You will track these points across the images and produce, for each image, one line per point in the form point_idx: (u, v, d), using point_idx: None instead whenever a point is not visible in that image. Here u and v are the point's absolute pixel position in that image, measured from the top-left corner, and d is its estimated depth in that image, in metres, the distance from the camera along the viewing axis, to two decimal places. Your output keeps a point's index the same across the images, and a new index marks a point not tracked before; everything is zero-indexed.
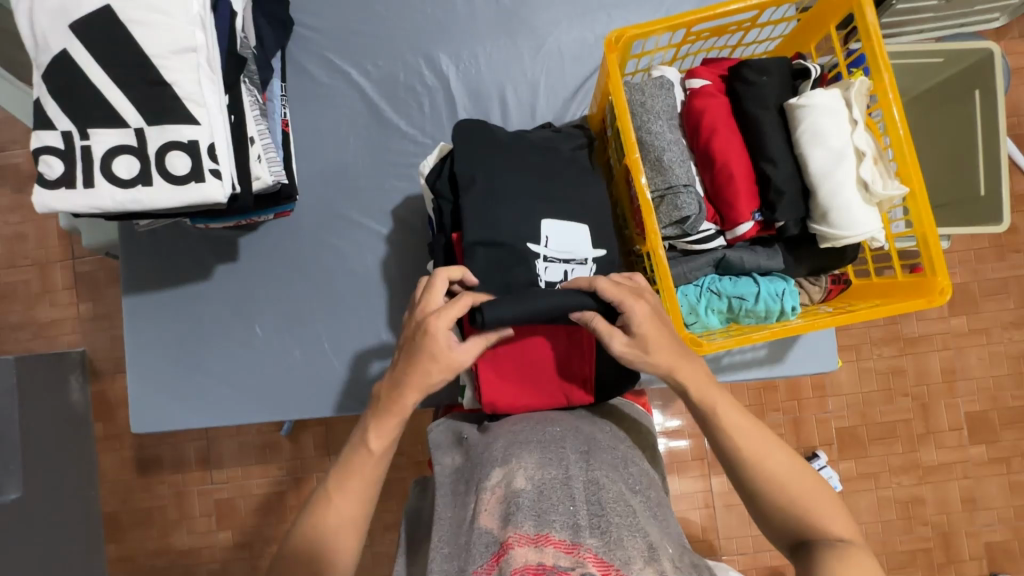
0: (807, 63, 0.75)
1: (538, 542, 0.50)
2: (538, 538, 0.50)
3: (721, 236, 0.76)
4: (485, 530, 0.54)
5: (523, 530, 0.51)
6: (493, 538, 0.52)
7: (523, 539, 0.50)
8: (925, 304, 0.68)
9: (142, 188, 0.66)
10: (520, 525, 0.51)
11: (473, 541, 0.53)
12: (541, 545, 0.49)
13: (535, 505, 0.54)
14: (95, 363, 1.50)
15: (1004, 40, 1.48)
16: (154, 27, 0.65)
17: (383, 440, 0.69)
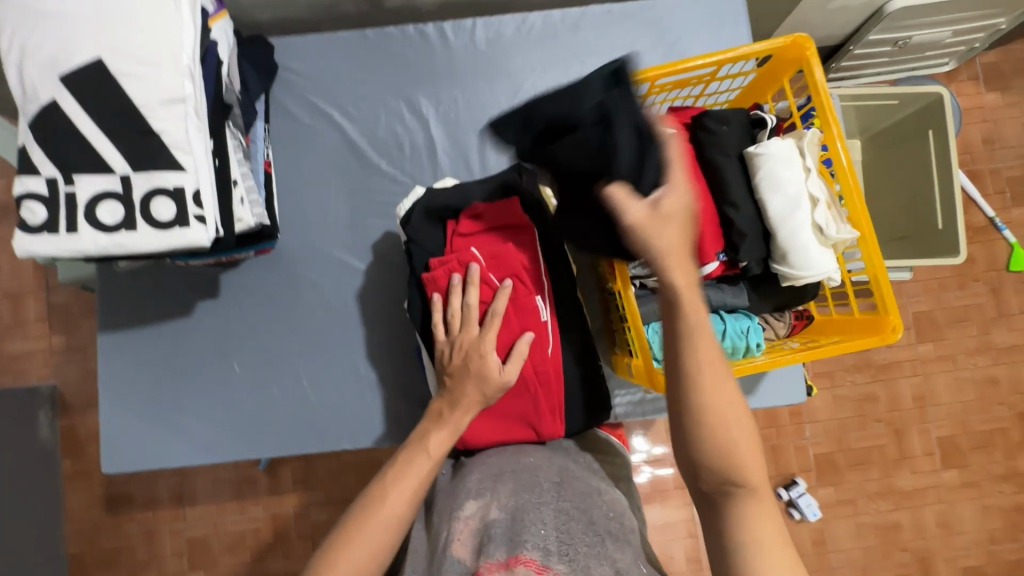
0: (763, 114, 0.81)
1: (508, 567, 0.52)
2: (509, 563, 0.52)
3: None
4: (459, 559, 0.56)
5: (495, 558, 0.53)
6: (466, 567, 0.54)
7: (494, 568, 0.52)
8: (879, 342, 0.71)
9: (126, 233, 0.67)
10: (492, 555, 0.53)
11: (449, 570, 0.55)
12: (510, 570, 0.51)
13: (508, 533, 0.56)
14: (65, 398, 1.46)
15: (955, 83, 1.58)
16: (143, 78, 0.67)
17: (443, 447, 0.69)
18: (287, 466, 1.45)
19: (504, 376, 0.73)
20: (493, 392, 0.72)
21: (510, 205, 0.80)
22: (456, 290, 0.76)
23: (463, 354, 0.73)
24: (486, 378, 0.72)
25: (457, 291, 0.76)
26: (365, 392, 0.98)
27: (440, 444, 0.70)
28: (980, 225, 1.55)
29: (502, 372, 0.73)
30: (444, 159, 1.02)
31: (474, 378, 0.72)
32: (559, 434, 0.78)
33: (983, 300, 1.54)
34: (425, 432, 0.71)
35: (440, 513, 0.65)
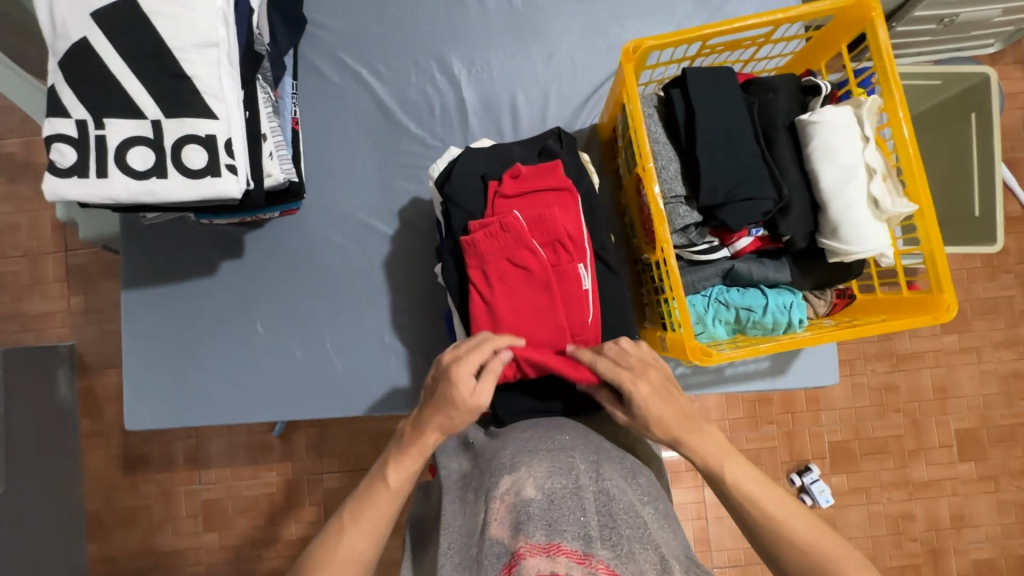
0: (817, 80, 0.77)
1: (550, 551, 0.47)
2: (550, 547, 0.48)
3: (724, 248, 0.77)
4: (496, 540, 0.52)
5: (535, 540, 0.49)
6: (504, 548, 0.50)
7: (536, 549, 0.48)
8: (931, 321, 0.68)
9: (156, 181, 0.66)
10: (532, 535, 0.49)
11: (484, 552, 0.52)
12: (552, 554, 0.47)
13: (547, 514, 0.51)
14: (83, 359, 1.47)
15: (999, 66, 1.51)
16: (178, 20, 0.65)
17: (404, 477, 0.66)
18: (300, 433, 1.45)
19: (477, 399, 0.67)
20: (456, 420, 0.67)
21: (554, 168, 0.77)
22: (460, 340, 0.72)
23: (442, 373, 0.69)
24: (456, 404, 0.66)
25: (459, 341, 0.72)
26: (386, 359, 0.96)
27: (401, 474, 0.66)
28: (1016, 215, 1.50)
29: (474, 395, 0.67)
30: (475, 123, 0.99)
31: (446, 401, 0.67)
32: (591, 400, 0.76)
33: (1013, 292, 1.50)
34: (386, 461, 0.68)
35: (472, 491, 0.62)
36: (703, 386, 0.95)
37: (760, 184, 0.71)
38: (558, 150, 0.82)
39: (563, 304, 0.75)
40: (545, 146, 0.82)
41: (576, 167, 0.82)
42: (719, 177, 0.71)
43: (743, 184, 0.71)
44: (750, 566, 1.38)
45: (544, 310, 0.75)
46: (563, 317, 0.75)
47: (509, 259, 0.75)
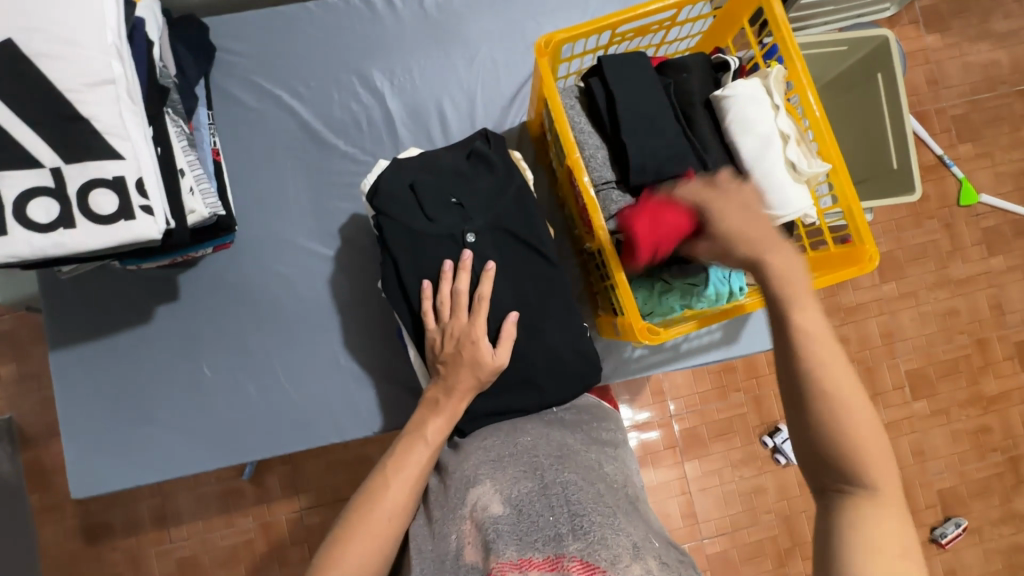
0: (726, 56, 0.79)
1: (522, 567, 0.47)
2: (522, 564, 0.48)
3: None
4: (469, 563, 0.51)
5: (505, 558, 0.48)
6: (478, 572, 0.50)
7: (507, 566, 0.47)
8: (858, 272, 0.72)
9: (64, 231, 0.62)
10: (502, 552, 0.49)
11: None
12: (524, 571, 0.47)
13: (515, 528, 0.51)
14: (25, 430, 1.36)
15: (898, 28, 1.61)
16: (66, 59, 0.62)
17: (440, 433, 0.69)
18: (273, 473, 1.38)
19: (497, 360, 0.73)
20: (487, 375, 0.72)
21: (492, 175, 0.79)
22: (446, 277, 0.76)
23: (454, 341, 0.73)
24: (481, 364, 0.72)
25: (447, 277, 0.76)
26: (343, 381, 0.94)
27: (438, 430, 0.69)
28: (931, 163, 1.59)
29: (494, 356, 0.73)
30: (404, 134, 0.98)
31: (475, 370, 0.72)
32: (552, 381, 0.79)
33: (938, 236, 1.59)
34: (422, 420, 0.70)
35: (440, 511, 0.60)
36: (662, 364, 0.97)
37: (686, 159, 0.73)
38: (484, 151, 0.82)
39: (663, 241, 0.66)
40: (472, 150, 0.82)
41: (504, 165, 0.82)
42: (646, 156, 0.72)
43: (669, 162, 0.72)
44: (738, 533, 1.41)
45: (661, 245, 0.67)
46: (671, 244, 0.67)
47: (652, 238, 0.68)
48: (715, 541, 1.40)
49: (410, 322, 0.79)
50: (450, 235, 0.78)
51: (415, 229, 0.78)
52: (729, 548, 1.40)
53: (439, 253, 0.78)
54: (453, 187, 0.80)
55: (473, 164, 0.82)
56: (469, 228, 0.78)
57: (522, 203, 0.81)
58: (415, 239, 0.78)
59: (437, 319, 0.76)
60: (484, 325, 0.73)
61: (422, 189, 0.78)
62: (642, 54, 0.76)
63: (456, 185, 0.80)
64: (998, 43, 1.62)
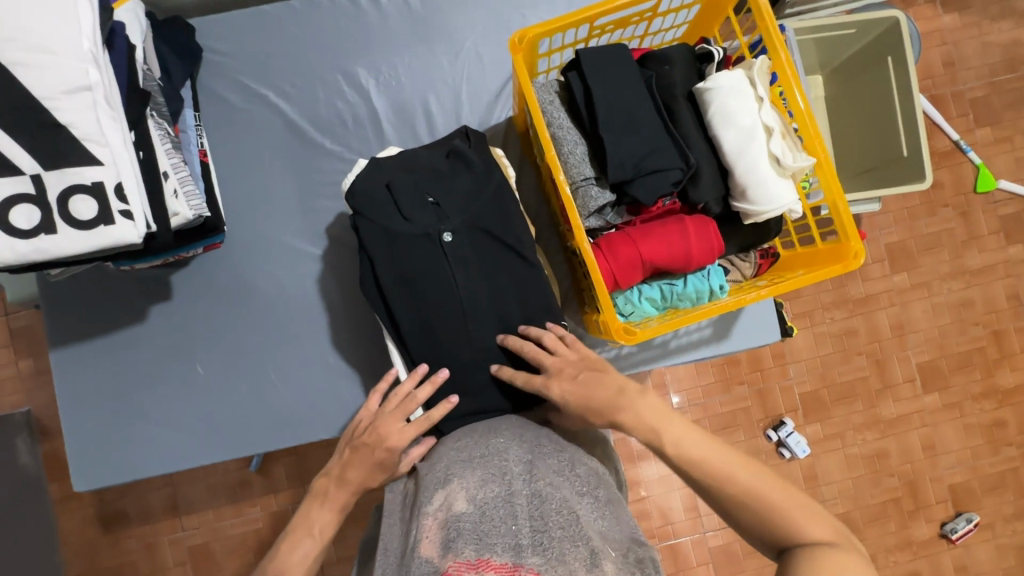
0: (710, 47, 0.77)
1: (477, 568, 0.47)
2: (478, 564, 0.48)
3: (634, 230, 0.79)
4: (425, 558, 0.51)
5: (463, 558, 0.48)
6: (433, 567, 0.49)
7: (464, 567, 0.47)
8: (841, 269, 0.70)
9: (46, 237, 0.63)
10: (460, 553, 0.48)
11: (413, 569, 0.51)
12: (480, 572, 0.47)
13: (476, 528, 0.51)
14: (43, 423, 1.41)
15: (912, 8, 1.54)
16: (42, 67, 0.62)
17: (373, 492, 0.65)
18: (279, 464, 1.41)
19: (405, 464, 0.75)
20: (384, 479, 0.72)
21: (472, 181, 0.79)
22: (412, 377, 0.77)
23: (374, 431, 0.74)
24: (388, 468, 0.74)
25: (414, 377, 0.77)
26: (334, 378, 0.95)
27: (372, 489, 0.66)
28: (945, 149, 1.53)
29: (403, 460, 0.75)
30: (389, 132, 0.98)
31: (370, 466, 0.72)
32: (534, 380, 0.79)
33: (953, 224, 1.53)
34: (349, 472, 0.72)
35: (411, 509, 0.61)
36: (651, 361, 0.96)
37: (666, 154, 0.71)
38: (464, 150, 0.81)
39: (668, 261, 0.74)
40: (451, 148, 0.82)
41: (483, 163, 0.81)
42: (625, 151, 0.71)
43: (649, 156, 0.71)
44: None
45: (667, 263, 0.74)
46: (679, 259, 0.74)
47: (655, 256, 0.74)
48: (717, 534, 1.40)
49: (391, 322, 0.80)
50: (426, 235, 0.77)
51: (392, 229, 0.77)
52: (731, 541, 1.39)
53: (416, 252, 0.77)
54: (429, 188, 0.79)
55: (452, 163, 0.81)
56: (445, 227, 0.77)
57: (501, 200, 0.79)
58: (393, 239, 0.77)
59: (382, 403, 0.77)
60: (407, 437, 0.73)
61: (399, 188, 0.78)
62: (621, 45, 0.75)
63: (434, 184, 0.79)
64: (1021, 21, 1.54)
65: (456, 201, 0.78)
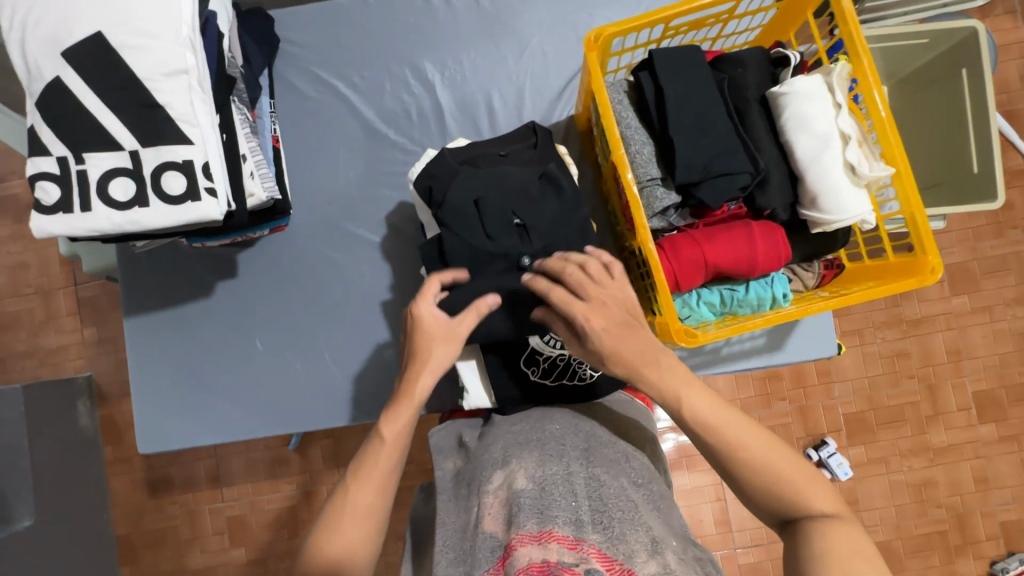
0: (786, 51, 0.76)
1: (542, 539, 0.48)
2: (542, 536, 0.49)
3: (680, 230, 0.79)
4: (491, 535, 0.53)
5: (526, 530, 0.49)
6: (497, 542, 0.52)
7: (527, 538, 0.48)
8: (917, 283, 0.68)
9: (139, 210, 0.67)
10: (523, 524, 0.50)
11: (478, 545, 0.53)
12: (544, 542, 0.48)
13: (538, 502, 0.52)
14: (102, 389, 1.48)
15: (990, 18, 1.46)
16: (146, 50, 0.67)
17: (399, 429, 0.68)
18: (316, 445, 1.45)
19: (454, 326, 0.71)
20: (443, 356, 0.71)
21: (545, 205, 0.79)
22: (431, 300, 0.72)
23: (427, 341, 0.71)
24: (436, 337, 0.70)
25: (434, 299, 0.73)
26: (382, 363, 0.98)
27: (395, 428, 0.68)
28: (1018, 168, 1.45)
29: (455, 327, 0.71)
30: (452, 125, 1.00)
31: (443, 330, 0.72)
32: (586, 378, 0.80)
33: (1022, 248, 1.45)
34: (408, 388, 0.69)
35: (466, 487, 0.62)
36: (700, 367, 0.95)
37: (735, 158, 0.70)
38: (558, 175, 0.80)
39: (733, 264, 0.73)
40: (548, 169, 0.81)
41: (573, 194, 0.80)
42: (695, 152, 0.70)
43: (719, 159, 0.70)
44: (773, 545, 1.36)
45: (729, 265, 0.73)
46: (746, 259, 0.73)
47: (718, 259, 0.73)
48: (748, 551, 1.36)
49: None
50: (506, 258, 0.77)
51: (473, 247, 0.77)
52: (762, 560, 1.36)
53: (492, 266, 0.78)
54: (517, 206, 0.78)
55: (545, 186, 0.80)
56: (526, 253, 0.77)
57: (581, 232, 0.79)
58: (472, 254, 0.77)
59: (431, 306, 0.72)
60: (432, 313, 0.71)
61: (486, 207, 0.77)
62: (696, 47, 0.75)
63: (522, 205, 0.78)
64: None
65: (540, 225, 0.78)
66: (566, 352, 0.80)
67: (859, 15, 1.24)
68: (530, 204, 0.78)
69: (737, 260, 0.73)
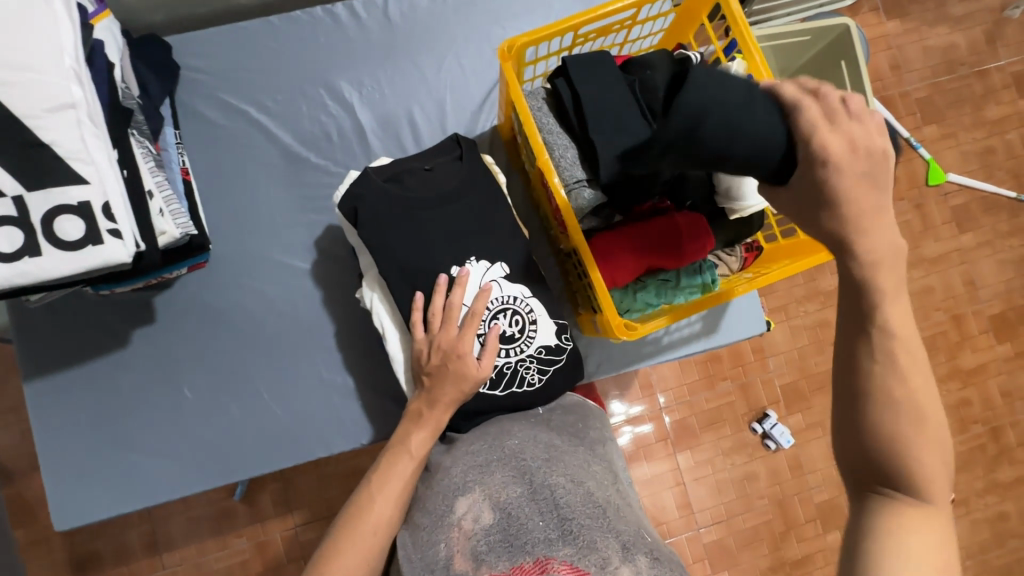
0: (688, 52, 0.81)
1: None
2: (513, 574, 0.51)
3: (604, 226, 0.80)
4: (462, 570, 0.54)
5: (500, 570, 0.51)
6: None
7: None
8: (824, 257, 0.74)
9: (30, 260, 0.61)
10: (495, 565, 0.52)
11: None
12: None
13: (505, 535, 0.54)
14: (5, 466, 1.31)
15: (858, 16, 1.62)
16: (23, 86, 0.61)
17: (425, 446, 0.70)
18: (265, 492, 1.36)
19: (464, 332, 0.74)
20: (471, 387, 0.73)
21: (471, 208, 0.81)
22: (441, 290, 0.76)
23: (440, 354, 0.74)
24: (464, 377, 0.73)
25: (441, 290, 0.76)
26: (328, 394, 0.93)
27: (422, 442, 0.70)
28: (897, 146, 1.62)
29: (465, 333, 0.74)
30: (375, 143, 0.98)
31: (448, 364, 0.73)
32: (536, 385, 0.80)
33: (910, 216, 1.61)
34: (405, 434, 0.71)
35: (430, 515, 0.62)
36: (645, 358, 0.98)
37: None
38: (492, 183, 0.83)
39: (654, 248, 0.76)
40: (485, 181, 0.82)
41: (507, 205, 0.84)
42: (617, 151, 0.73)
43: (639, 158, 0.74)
44: (733, 519, 1.42)
45: (651, 249, 0.77)
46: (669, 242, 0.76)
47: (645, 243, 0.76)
48: (711, 529, 1.42)
49: (402, 327, 0.82)
50: (437, 266, 0.78)
51: (406, 265, 0.78)
52: (725, 536, 1.42)
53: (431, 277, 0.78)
54: (449, 211, 0.80)
55: (480, 191, 0.82)
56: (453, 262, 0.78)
57: (510, 237, 0.82)
58: (407, 273, 0.78)
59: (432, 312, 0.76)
60: (473, 332, 0.74)
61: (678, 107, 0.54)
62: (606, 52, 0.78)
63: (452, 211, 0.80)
64: (955, 26, 1.64)
65: (468, 230, 0.80)
66: (513, 359, 0.79)
67: (749, 16, 1.34)
68: (466, 206, 0.80)
69: (658, 244, 0.76)
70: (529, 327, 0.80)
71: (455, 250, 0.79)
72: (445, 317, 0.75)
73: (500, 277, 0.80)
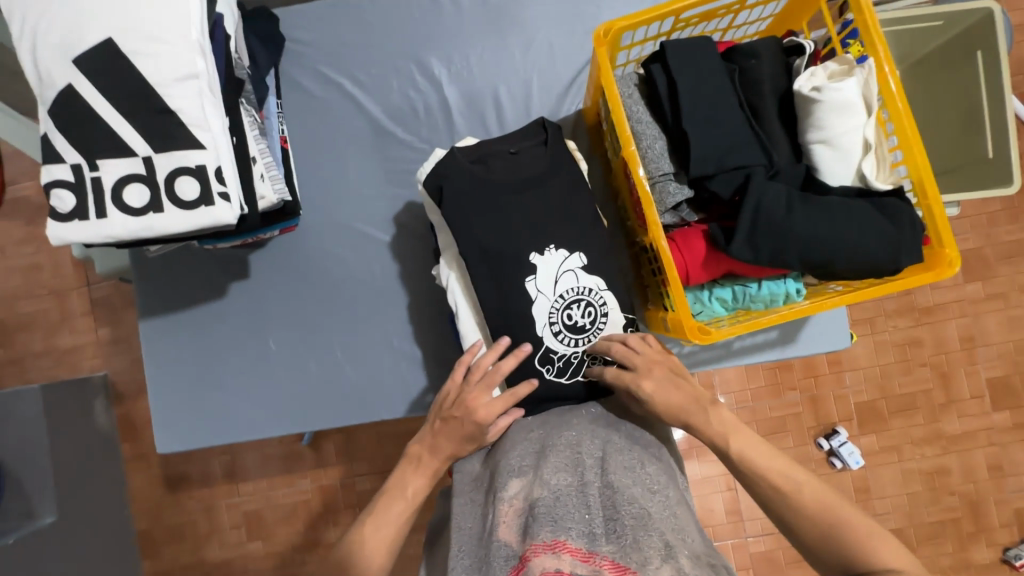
0: (799, 39, 0.75)
1: (556, 548, 0.50)
2: (555, 544, 0.50)
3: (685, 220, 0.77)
4: (503, 542, 0.54)
5: (540, 539, 0.51)
6: (512, 551, 0.53)
7: (541, 548, 0.50)
8: (934, 276, 0.68)
9: (154, 215, 0.68)
10: (537, 534, 0.51)
11: (492, 553, 0.54)
12: (558, 552, 0.49)
13: (552, 510, 0.53)
14: (118, 387, 1.49)
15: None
16: (157, 56, 0.67)
17: (420, 488, 0.74)
18: (330, 440, 1.47)
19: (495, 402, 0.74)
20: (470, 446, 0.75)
21: (550, 195, 0.80)
22: (497, 351, 0.78)
23: (461, 408, 0.74)
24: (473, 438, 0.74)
25: (496, 352, 0.78)
26: (395, 361, 0.98)
27: (417, 487, 0.74)
28: None
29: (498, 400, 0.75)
30: (459, 121, 0.99)
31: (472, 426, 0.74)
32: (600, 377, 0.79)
33: None
34: (404, 476, 0.75)
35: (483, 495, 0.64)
36: (712, 362, 0.95)
37: (750, 151, 0.70)
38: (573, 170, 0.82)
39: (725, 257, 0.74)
40: (567, 171, 0.82)
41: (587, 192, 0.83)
42: (710, 145, 0.70)
43: (733, 152, 0.70)
44: (784, 534, 1.37)
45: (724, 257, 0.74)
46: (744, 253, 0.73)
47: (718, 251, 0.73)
48: (760, 540, 1.37)
49: (477, 309, 0.85)
50: (511, 249, 0.79)
51: (483, 245, 0.79)
52: (774, 549, 1.37)
53: (504, 260, 0.79)
54: (528, 196, 0.80)
55: (558, 178, 0.81)
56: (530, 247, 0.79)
57: (586, 225, 0.81)
58: (487, 254, 0.79)
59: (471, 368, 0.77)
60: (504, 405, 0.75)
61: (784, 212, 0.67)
62: (708, 38, 0.74)
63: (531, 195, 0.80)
64: None
65: (545, 217, 0.80)
66: (581, 350, 0.80)
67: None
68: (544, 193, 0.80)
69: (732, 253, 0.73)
70: (600, 318, 0.80)
71: (530, 235, 0.79)
72: (487, 378, 0.76)
73: (576, 268, 0.79)
